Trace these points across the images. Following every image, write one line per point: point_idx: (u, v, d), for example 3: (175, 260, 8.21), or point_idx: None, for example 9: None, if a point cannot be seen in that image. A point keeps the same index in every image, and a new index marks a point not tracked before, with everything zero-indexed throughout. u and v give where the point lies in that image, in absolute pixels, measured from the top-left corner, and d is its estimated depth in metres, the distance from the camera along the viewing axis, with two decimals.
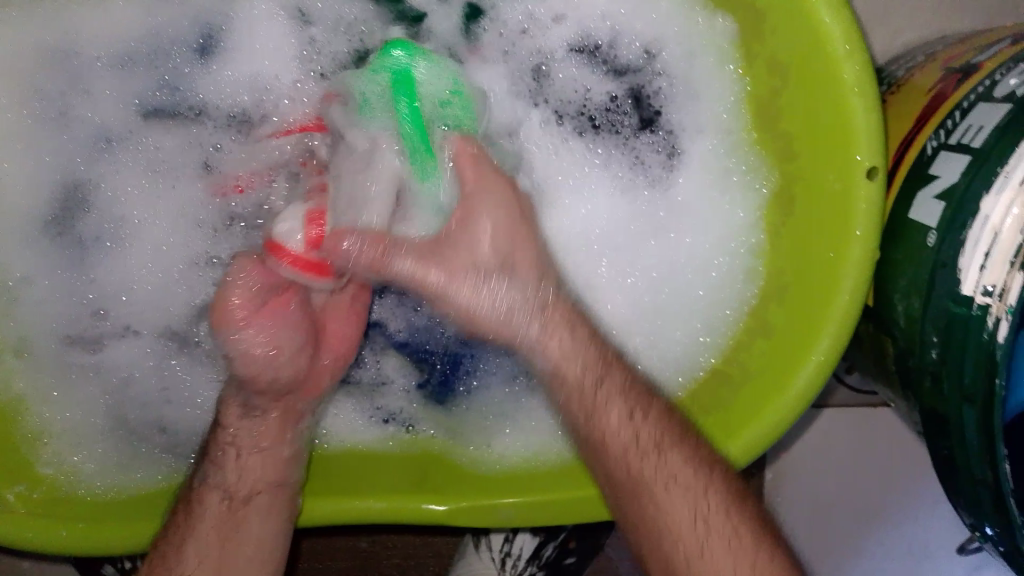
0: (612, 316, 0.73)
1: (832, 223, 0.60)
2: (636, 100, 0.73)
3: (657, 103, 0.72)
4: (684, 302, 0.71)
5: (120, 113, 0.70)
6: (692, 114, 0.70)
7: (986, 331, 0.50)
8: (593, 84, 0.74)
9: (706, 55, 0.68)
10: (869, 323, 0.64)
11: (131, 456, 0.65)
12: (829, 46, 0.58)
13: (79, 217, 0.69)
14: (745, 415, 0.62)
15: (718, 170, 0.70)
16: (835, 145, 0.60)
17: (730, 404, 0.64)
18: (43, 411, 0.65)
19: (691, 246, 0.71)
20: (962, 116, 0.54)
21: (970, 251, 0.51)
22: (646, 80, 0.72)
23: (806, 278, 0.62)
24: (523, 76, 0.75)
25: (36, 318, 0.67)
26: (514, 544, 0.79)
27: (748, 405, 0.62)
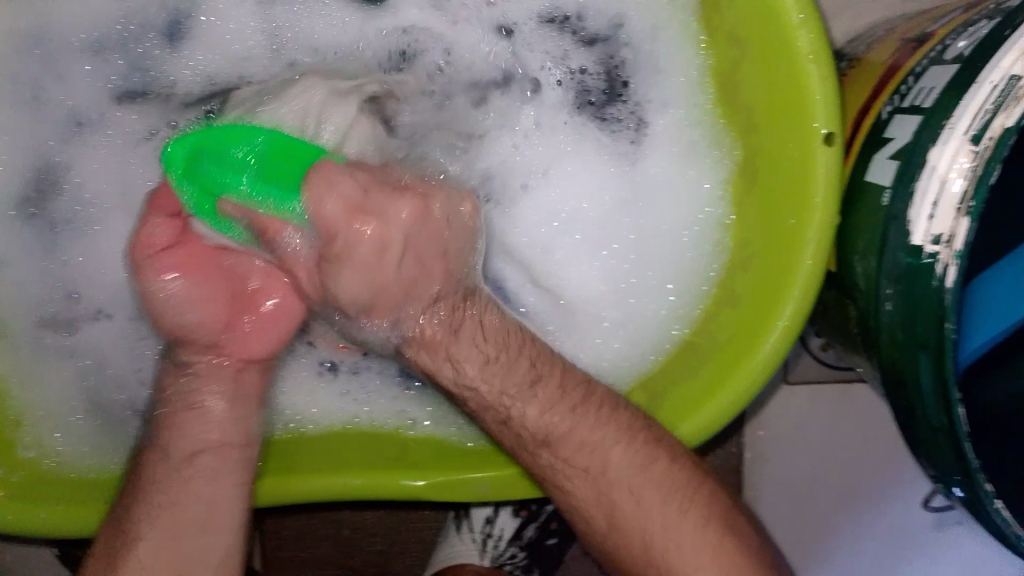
0: (588, 290, 0.68)
1: (791, 192, 0.57)
2: (604, 72, 0.68)
3: (624, 74, 0.68)
4: (656, 272, 0.66)
5: (90, 95, 0.69)
6: (658, 87, 0.66)
7: (934, 279, 0.43)
8: (559, 53, 0.69)
9: (673, 23, 0.65)
10: (832, 287, 0.59)
11: (107, 438, 0.66)
12: (780, 13, 0.54)
13: (51, 200, 0.69)
14: (706, 387, 0.58)
15: (688, 136, 0.65)
16: (790, 115, 0.56)
17: (692, 376, 0.60)
18: (23, 393, 0.66)
19: (663, 214, 0.67)
20: (916, 81, 0.53)
21: (919, 204, 0.44)
22: (615, 51, 0.68)
23: (773, 245, 0.58)
24: (488, 43, 0.69)
25: (12, 300, 0.69)
26: (495, 525, 0.81)
27: (711, 376, 0.59)
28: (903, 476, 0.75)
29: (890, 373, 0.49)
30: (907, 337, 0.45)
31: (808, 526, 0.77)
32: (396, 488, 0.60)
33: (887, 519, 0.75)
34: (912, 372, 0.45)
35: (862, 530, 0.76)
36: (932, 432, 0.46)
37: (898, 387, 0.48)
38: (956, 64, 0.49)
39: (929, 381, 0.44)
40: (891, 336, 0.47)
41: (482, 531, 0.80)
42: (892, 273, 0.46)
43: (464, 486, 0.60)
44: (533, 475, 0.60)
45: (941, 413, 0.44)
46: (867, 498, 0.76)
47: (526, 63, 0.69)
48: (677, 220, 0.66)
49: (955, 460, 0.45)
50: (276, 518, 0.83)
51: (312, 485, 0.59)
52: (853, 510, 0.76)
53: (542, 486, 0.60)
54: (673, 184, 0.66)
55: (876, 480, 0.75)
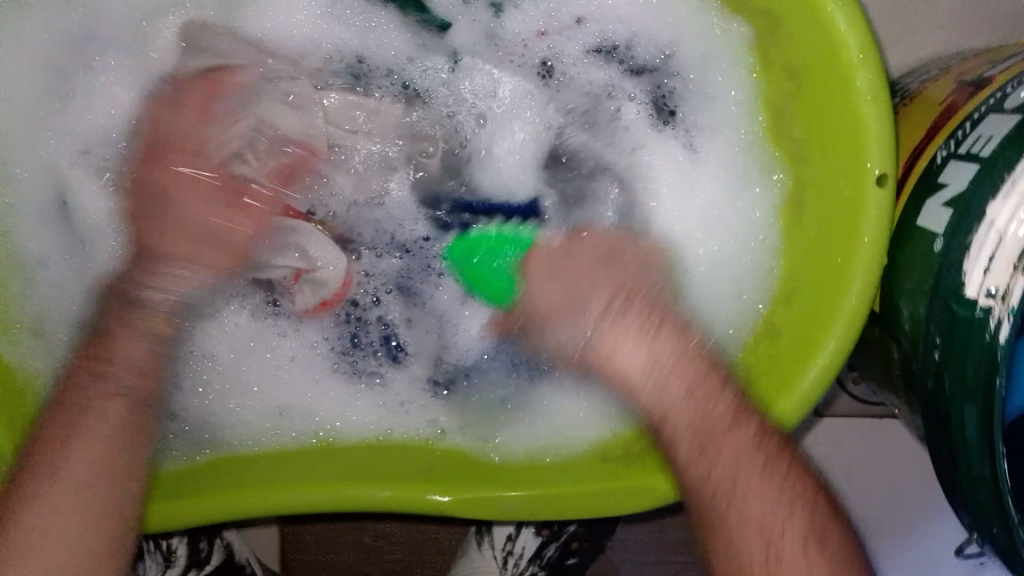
0: None
1: (839, 230, 0.56)
2: (654, 100, 0.69)
3: (672, 103, 0.68)
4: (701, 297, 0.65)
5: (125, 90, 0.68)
6: (708, 115, 0.66)
7: (987, 333, 0.42)
8: (610, 80, 0.70)
9: (725, 52, 0.64)
10: (874, 326, 0.59)
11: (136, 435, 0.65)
12: (841, 52, 0.53)
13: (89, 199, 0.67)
14: None
15: (738, 165, 0.65)
16: (844, 154, 0.55)
17: None
18: None
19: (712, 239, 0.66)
20: (973, 126, 0.52)
21: (975, 257, 0.44)
22: (662, 81, 0.68)
23: (817, 281, 0.58)
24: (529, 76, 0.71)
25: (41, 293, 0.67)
26: (516, 543, 0.80)
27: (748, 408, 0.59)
28: (931, 513, 0.75)
29: (934, 423, 0.48)
30: (954, 390, 0.45)
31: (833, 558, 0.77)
32: (423, 502, 0.60)
33: (911, 553, 0.75)
34: (958, 425, 0.45)
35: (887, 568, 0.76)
36: (974, 487, 0.45)
37: (941, 439, 0.47)
38: (1018, 114, 0.48)
39: (974, 436, 0.44)
40: (936, 385, 0.47)
41: (504, 549, 0.80)
42: (942, 323, 0.46)
43: (492, 503, 0.61)
44: (561, 497, 0.60)
45: (985, 467, 0.44)
46: (893, 531, 0.75)
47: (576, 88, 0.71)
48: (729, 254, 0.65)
49: (995, 513, 0.44)
50: (296, 524, 0.84)
51: (341, 494, 0.59)
52: (879, 543, 0.76)
53: (569, 511, 0.60)
54: (720, 212, 0.65)
55: (903, 514, 0.75)
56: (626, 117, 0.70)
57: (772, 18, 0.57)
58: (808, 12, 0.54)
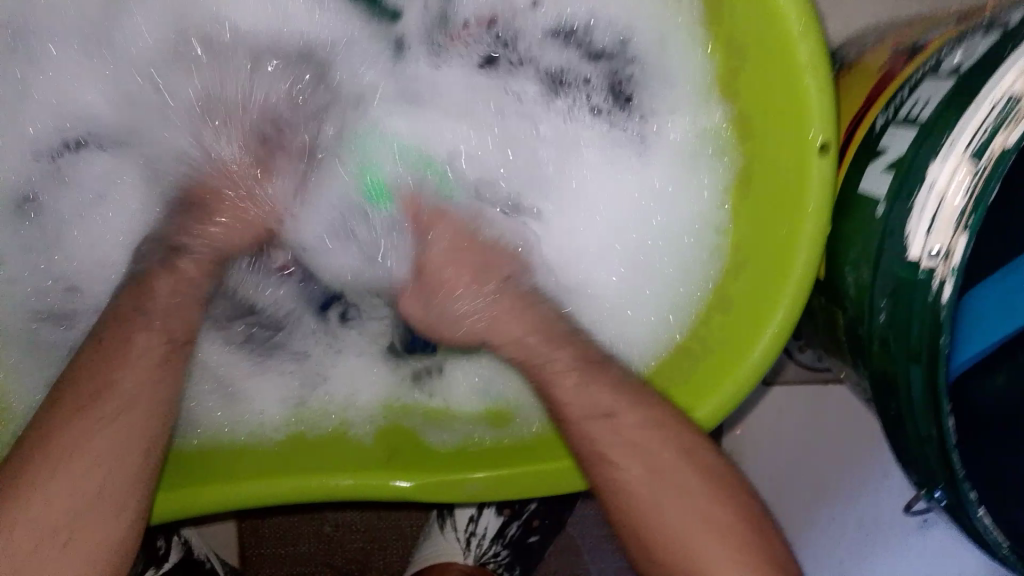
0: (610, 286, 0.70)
1: (785, 201, 0.57)
2: (612, 86, 0.70)
3: (629, 89, 0.69)
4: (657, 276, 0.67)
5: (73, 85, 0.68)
6: (663, 97, 0.67)
7: (931, 292, 0.43)
8: (565, 63, 0.70)
9: (674, 29, 0.64)
10: (821, 294, 0.60)
11: None
12: (783, 22, 0.54)
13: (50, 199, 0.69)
14: (700, 390, 0.59)
15: (688, 151, 0.66)
16: (788, 124, 0.56)
17: (689, 376, 0.61)
18: None
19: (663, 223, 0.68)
20: (911, 91, 0.53)
21: (917, 219, 0.45)
22: (620, 66, 0.69)
23: (764, 251, 0.59)
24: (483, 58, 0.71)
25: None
26: (478, 523, 0.82)
27: (704, 378, 0.59)
28: (877, 475, 0.76)
29: (881, 384, 0.49)
30: (899, 350, 0.46)
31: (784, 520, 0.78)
32: (383, 488, 0.60)
33: (858, 514, 0.77)
34: (904, 383, 0.46)
35: (836, 526, 0.77)
36: (921, 443, 0.46)
37: (888, 399, 0.48)
38: (953, 77, 0.49)
39: (921, 393, 0.45)
40: (883, 347, 0.48)
41: (466, 529, 0.80)
42: (887, 286, 0.47)
43: (451, 487, 0.60)
44: (520, 477, 0.60)
45: (931, 424, 0.45)
46: (840, 494, 0.77)
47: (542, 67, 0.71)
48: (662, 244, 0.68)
49: (941, 469, 0.45)
50: (255, 516, 0.83)
51: (299, 483, 0.59)
52: (826, 506, 0.77)
53: (531, 489, 0.60)
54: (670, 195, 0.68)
55: (849, 476, 0.77)
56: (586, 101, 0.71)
57: None
58: None
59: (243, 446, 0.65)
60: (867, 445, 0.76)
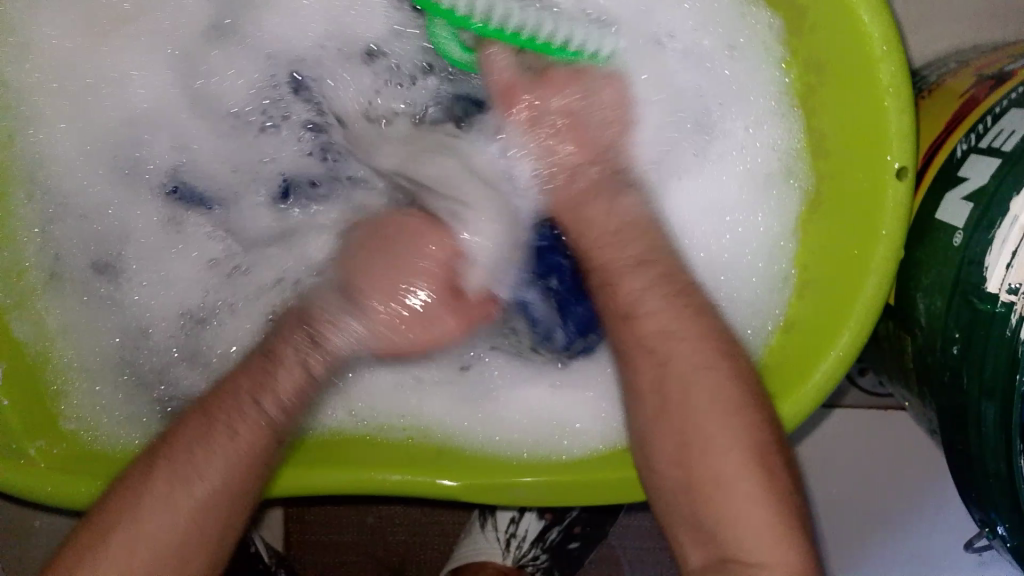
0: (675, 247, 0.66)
1: (857, 222, 0.56)
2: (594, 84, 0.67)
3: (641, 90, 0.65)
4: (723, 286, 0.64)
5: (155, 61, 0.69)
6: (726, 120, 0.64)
7: (1008, 327, 0.42)
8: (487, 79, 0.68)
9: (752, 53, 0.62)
10: (890, 320, 0.58)
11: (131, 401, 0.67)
12: (866, 45, 0.53)
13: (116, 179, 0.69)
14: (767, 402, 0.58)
15: (758, 180, 0.63)
16: (865, 145, 0.55)
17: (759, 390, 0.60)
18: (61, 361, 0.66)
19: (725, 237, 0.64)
20: (994, 121, 0.52)
21: (997, 253, 0.44)
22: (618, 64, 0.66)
23: (834, 271, 0.58)
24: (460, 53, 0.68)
25: (56, 258, 0.67)
26: (519, 525, 0.82)
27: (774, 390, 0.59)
28: (931, 505, 0.75)
29: (951, 417, 0.48)
30: (971, 383, 0.45)
31: (838, 543, 0.77)
32: (428, 487, 0.60)
33: (908, 544, 0.76)
34: (974, 418, 0.45)
35: (888, 554, 0.76)
36: (987, 479, 0.46)
37: (956, 432, 0.48)
38: None
39: (992, 427, 0.44)
40: (955, 380, 0.47)
41: (507, 531, 0.81)
42: (962, 318, 0.46)
43: (501, 489, 0.61)
44: (567, 486, 0.60)
45: (1001, 461, 0.44)
46: (893, 524, 0.76)
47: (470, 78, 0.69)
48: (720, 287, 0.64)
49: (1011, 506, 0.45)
50: (300, 504, 0.85)
51: (345, 477, 0.59)
52: (878, 534, 0.76)
53: (579, 498, 0.60)
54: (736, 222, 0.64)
55: (904, 508, 0.75)
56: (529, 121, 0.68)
57: (798, 5, 0.57)
58: (836, 2, 0.53)
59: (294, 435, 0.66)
60: (929, 477, 0.75)
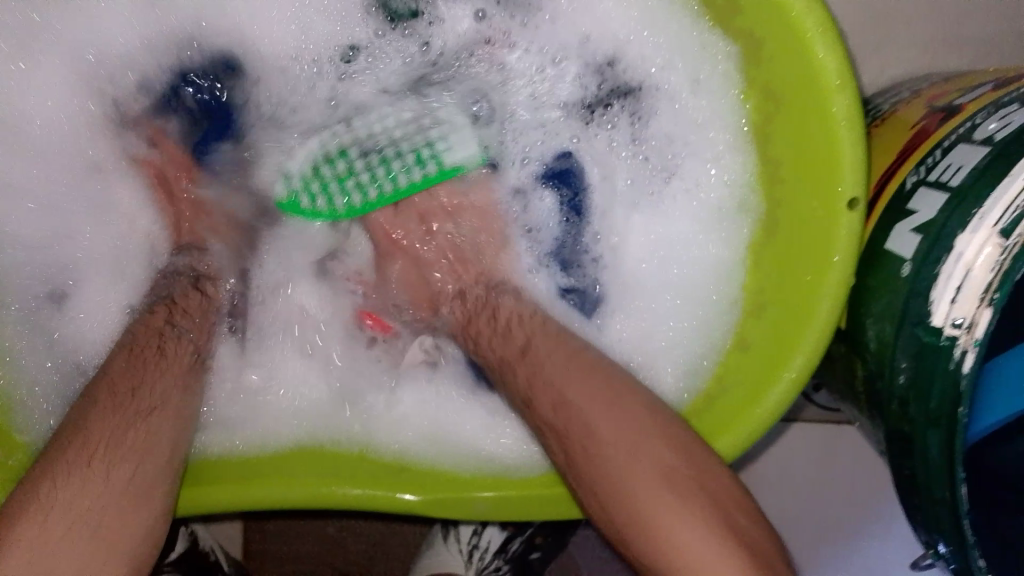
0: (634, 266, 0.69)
1: (810, 249, 0.58)
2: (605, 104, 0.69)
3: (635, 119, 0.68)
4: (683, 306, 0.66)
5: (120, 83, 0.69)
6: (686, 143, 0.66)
7: (952, 361, 0.44)
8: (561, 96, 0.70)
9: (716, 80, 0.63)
10: (841, 342, 0.60)
11: None
12: (821, 78, 0.54)
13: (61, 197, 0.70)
14: (723, 421, 0.60)
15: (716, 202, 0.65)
16: (818, 175, 0.57)
17: (716, 409, 0.62)
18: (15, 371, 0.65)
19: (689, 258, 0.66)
20: (943, 154, 0.54)
21: (942, 288, 0.45)
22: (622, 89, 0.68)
23: (787, 296, 0.60)
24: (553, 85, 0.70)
25: (11, 278, 0.68)
26: (481, 537, 0.83)
27: (730, 409, 0.60)
28: (880, 522, 0.76)
29: (898, 442, 0.50)
30: (917, 412, 0.47)
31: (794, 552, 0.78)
32: (393, 501, 0.61)
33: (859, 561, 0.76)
34: (920, 444, 0.47)
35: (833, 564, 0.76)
36: (930, 503, 0.48)
37: (903, 456, 0.49)
38: (987, 146, 0.50)
39: (936, 455, 0.46)
40: (901, 407, 0.49)
41: (468, 542, 0.82)
42: (909, 349, 0.48)
43: (463, 504, 0.62)
44: (527, 501, 0.62)
45: (944, 488, 0.46)
46: (842, 539, 0.76)
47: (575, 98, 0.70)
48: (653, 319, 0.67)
49: (952, 531, 0.46)
50: (260, 517, 0.85)
51: (310, 491, 0.61)
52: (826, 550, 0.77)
53: (539, 512, 0.62)
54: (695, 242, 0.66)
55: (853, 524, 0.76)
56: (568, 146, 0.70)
57: (754, 37, 0.58)
58: (791, 37, 0.55)
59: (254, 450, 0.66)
60: (876, 489, 0.76)
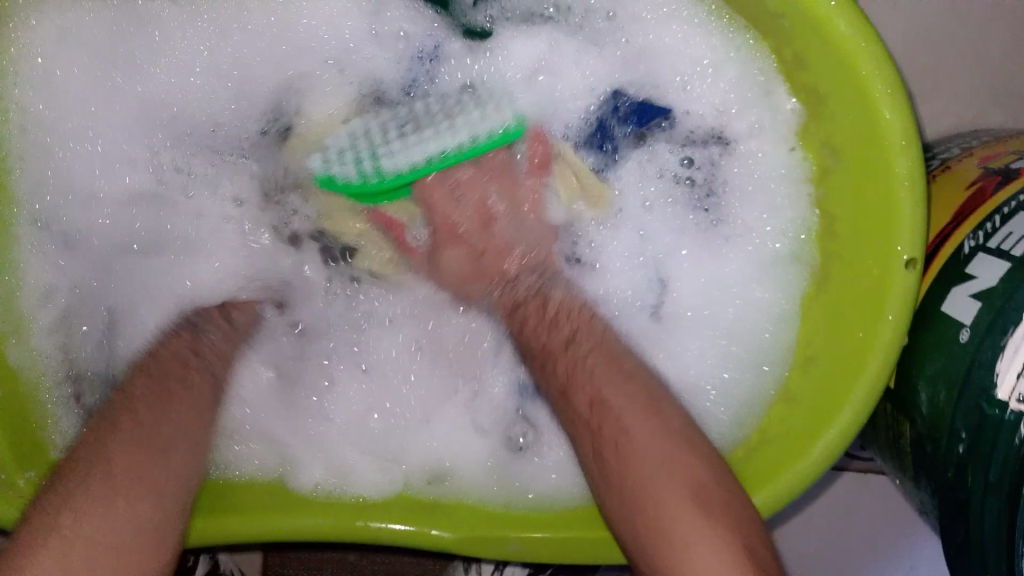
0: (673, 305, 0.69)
1: (865, 306, 0.58)
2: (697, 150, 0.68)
3: (712, 168, 0.67)
4: (734, 354, 0.66)
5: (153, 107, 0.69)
6: (747, 195, 0.66)
7: (1017, 435, 0.45)
8: (654, 141, 0.69)
9: (777, 132, 0.63)
10: (888, 401, 0.60)
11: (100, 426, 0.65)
12: (886, 136, 0.54)
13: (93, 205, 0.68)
14: (762, 475, 0.60)
15: (766, 253, 0.66)
16: (877, 231, 0.56)
17: (753, 460, 0.61)
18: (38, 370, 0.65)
19: (751, 302, 0.66)
20: (1003, 221, 0.53)
21: (1008, 361, 0.46)
22: (716, 134, 0.66)
23: (838, 349, 0.59)
24: (650, 127, 0.69)
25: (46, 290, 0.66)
26: (503, 574, 0.79)
27: (770, 462, 0.60)
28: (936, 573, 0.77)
29: (951, 508, 0.50)
30: (976, 482, 0.47)
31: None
32: (424, 538, 0.61)
33: None
34: (976, 513, 0.48)
35: None
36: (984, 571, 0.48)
37: (955, 524, 0.50)
38: None
39: (994, 526, 0.46)
40: (957, 475, 0.49)
41: None
42: (970, 415, 0.48)
43: (498, 544, 0.62)
44: (560, 545, 0.61)
45: (1000, 556, 0.47)
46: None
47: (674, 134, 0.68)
48: (698, 370, 0.67)
49: None
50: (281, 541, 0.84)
51: (338, 522, 0.60)
52: None
53: (568, 559, 0.61)
54: (741, 289, 0.67)
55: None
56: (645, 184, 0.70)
57: (817, 84, 0.57)
58: (857, 90, 0.54)
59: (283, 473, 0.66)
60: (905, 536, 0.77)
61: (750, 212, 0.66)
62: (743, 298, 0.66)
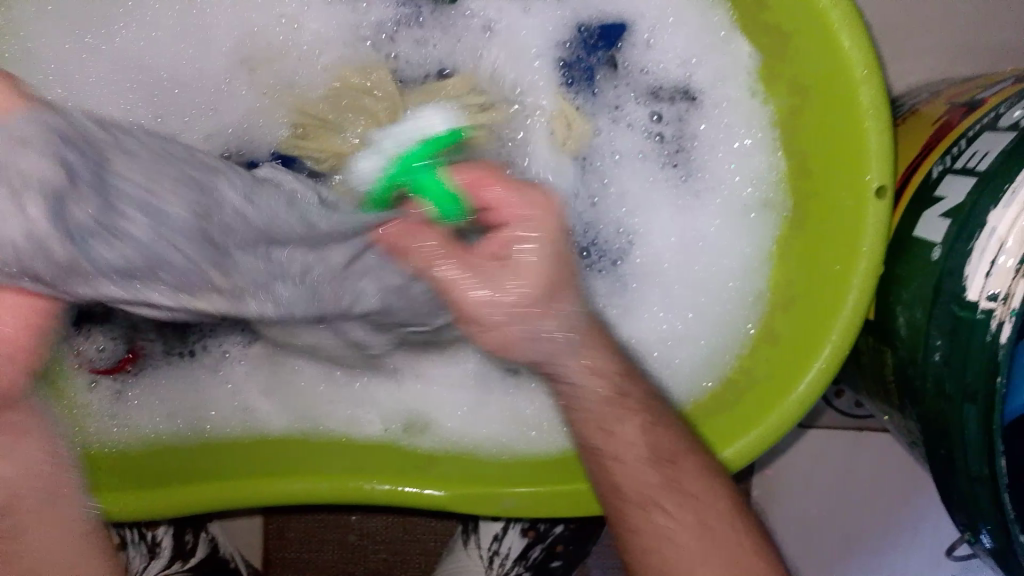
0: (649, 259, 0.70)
1: (839, 240, 0.58)
2: (664, 105, 0.69)
3: (682, 122, 0.69)
4: (716, 303, 0.67)
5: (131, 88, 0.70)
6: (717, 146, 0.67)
7: (988, 333, 0.45)
8: (624, 99, 0.71)
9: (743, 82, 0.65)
10: (870, 335, 0.61)
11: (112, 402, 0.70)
12: (848, 68, 0.55)
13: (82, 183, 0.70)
14: (748, 417, 0.59)
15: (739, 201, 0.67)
16: (845, 164, 0.57)
17: (736, 403, 0.61)
18: None
19: (726, 249, 0.67)
20: (968, 143, 0.54)
21: (976, 263, 0.46)
22: (683, 89, 0.68)
23: (815, 286, 0.60)
24: (615, 85, 0.70)
25: None
26: (502, 543, 0.79)
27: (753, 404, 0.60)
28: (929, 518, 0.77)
29: (934, 423, 0.51)
30: (954, 389, 0.48)
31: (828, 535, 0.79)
32: (418, 496, 0.61)
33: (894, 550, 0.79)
34: (957, 423, 0.48)
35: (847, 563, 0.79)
36: (968, 482, 0.48)
37: (939, 438, 0.50)
38: (1012, 131, 0.50)
39: (974, 432, 0.47)
40: (937, 389, 0.50)
41: (489, 547, 0.79)
42: (943, 326, 0.49)
43: (488, 500, 0.61)
44: (550, 497, 0.61)
45: (982, 462, 0.47)
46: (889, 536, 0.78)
47: (640, 91, 0.70)
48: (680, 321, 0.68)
49: (991, 509, 0.47)
50: (281, 519, 0.84)
51: (330, 484, 0.61)
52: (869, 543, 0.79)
53: (559, 510, 0.61)
54: (717, 238, 0.67)
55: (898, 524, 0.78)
56: (617, 143, 0.71)
57: (778, 27, 0.59)
58: (818, 25, 0.55)
59: (275, 442, 0.67)
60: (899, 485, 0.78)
61: (721, 160, 0.67)
62: (720, 246, 0.67)
